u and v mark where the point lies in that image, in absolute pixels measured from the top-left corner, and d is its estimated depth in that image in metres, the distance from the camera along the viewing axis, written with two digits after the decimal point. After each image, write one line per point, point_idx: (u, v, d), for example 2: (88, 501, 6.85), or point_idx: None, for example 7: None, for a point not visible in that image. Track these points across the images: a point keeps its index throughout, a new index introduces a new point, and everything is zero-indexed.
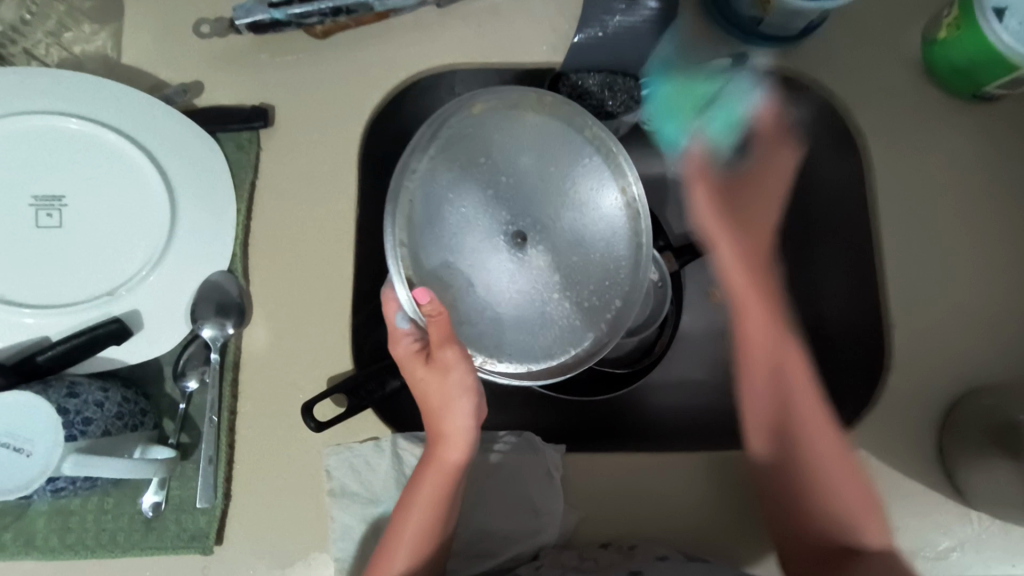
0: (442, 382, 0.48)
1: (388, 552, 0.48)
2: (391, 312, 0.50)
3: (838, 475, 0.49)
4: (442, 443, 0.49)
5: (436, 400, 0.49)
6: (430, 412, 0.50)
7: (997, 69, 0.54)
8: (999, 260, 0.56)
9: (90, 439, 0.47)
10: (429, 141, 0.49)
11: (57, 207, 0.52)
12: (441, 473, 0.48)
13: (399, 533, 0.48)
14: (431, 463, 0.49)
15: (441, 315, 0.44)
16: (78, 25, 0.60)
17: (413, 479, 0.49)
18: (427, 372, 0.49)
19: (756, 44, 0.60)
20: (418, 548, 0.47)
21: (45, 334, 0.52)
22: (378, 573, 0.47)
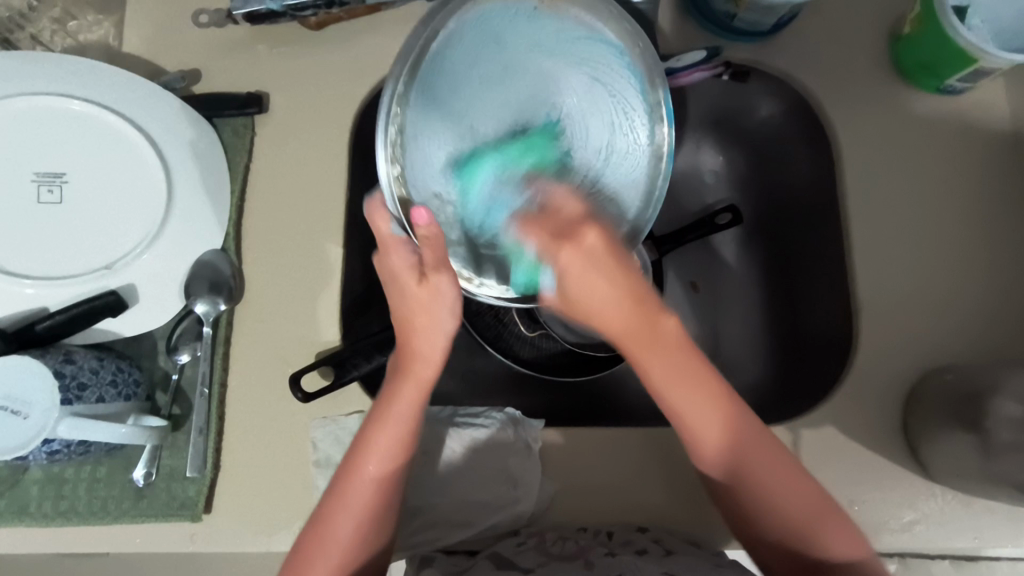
0: (434, 305, 0.45)
1: (359, 461, 0.48)
2: (380, 227, 0.44)
3: (788, 471, 0.48)
4: (419, 356, 0.47)
5: (421, 317, 0.45)
6: (405, 330, 0.47)
7: (957, 62, 0.56)
8: (959, 246, 0.59)
9: (84, 404, 0.49)
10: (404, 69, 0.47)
11: (58, 183, 0.55)
12: (415, 390, 0.48)
13: (372, 447, 0.48)
14: (404, 379, 0.48)
15: (437, 238, 0.41)
16: (83, 14, 0.62)
17: (388, 391, 0.49)
18: (419, 288, 0.44)
19: (731, 38, 0.63)
20: (389, 455, 0.48)
21: (44, 305, 0.54)
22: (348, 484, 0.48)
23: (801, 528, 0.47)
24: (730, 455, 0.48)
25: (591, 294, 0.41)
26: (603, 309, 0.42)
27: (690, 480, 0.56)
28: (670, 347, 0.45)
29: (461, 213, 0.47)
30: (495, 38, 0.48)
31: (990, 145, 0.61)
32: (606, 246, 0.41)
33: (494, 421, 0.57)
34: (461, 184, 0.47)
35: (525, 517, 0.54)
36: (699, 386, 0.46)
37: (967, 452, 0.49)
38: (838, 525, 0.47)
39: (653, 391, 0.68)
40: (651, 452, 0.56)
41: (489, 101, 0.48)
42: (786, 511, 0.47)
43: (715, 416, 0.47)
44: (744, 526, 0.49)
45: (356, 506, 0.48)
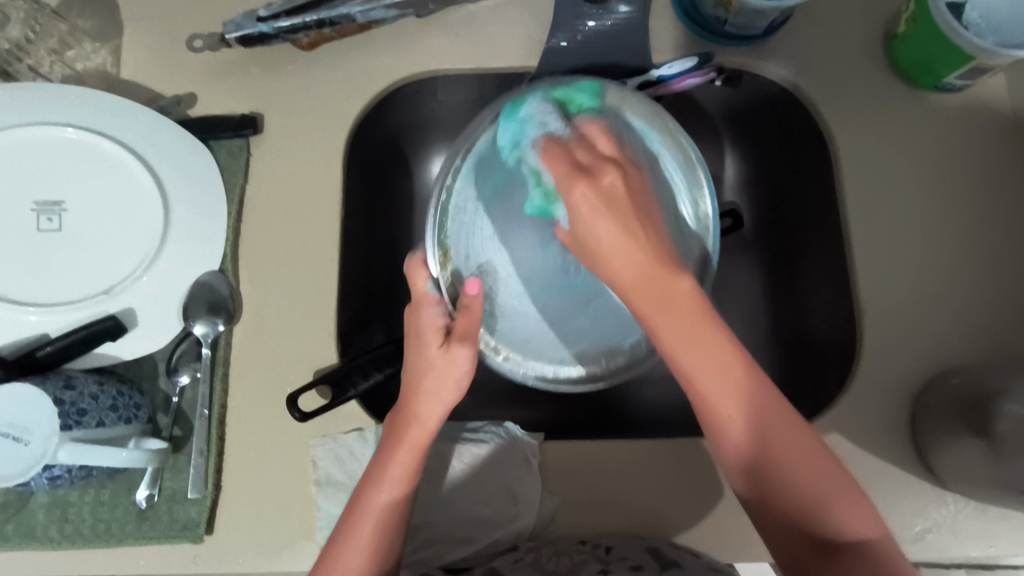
0: (446, 369, 0.49)
1: (352, 527, 0.48)
2: (417, 282, 0.51)
3: (802, 445, 0.44)
4: (418, 423, 0.49)
5: (429, 383, 0.49)
6: (409, 394, 0.50)
7: (954, 58, 0.55)
8: (963, 246, 0.58)
9: (84, 429, 0.49)
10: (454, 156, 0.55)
11: (57, 212, 0.56)
12: (409, 454, 0.49)
13: (368, 507, 0.48)
14: (399, 442, 0.49)
15: (475, 309, 0.49)
16: (81, 44, 0.64)
17: (383, 453, 0.50)
18: (437, 352, 0.49)
19: (722, 43, 0.62)
20: (384, 525, 0.48)
21: (44, 331, 0.55)
22: (343, 538, 0.48)
23: (814, 503, 0.44)
24: (754, 438, 0.44)
25: (620, 259, 0.42)
26: (619, 254, 0.42)
27: (693, 492, 0.55)
28: (681, 304, 0.43)
29: (505, 295, 0.56)
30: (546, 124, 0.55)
31: (993, 142, 0.60)
32: (620, 187, 0.42)
33: (493, 435, 0.57)
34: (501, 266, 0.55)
35: (526, 532, 0.54)
36: (713, 345, 0.43)
37: (977, 458, 0.48)
38: (859, 507, 0.44)
39: (656, 401, 0.67)
40: (653, 464, 0.55)
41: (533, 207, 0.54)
42: (800, 483, 0.44)
43: (743, 389, 0.44)
44: (758, 494, 0.45)
45: (354, 568, 0.47)
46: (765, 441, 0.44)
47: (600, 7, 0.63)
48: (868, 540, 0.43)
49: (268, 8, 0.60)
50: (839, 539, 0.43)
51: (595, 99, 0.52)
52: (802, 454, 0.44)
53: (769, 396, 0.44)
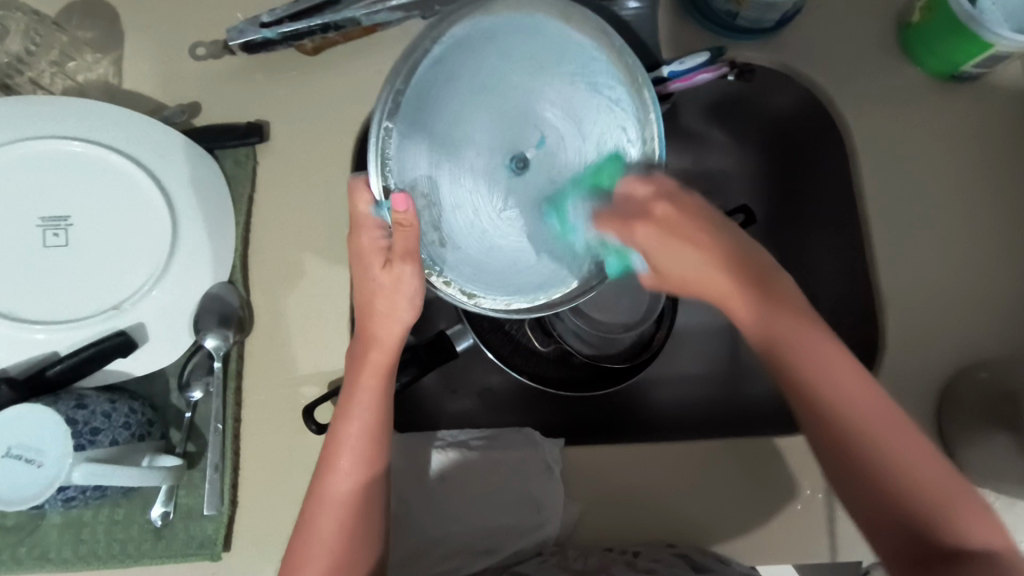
0: (401, 295, 0.46)
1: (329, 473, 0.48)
2: (359, 205, 0.47)
3: (888, 417, 0.38)
4: (377, 346, 0.48)
5: (383, 309, 0.47)
6: (366, 316, 0.48)
7: (973, 47, 0.54)
8: (984, 237, 0.57)
9: (98, 448, 0.48)
10: (403, 77, 0.50)
11: (63, 227, 0.55)
12: (374, 376, 0.48)
13: (340, 435, 0.48)
14: (362, 365, 0.48)
15: (412, 226, 0.43)
16: (81, 55, 0.62)
17: (348, 382, 0.49)
18: (383, 273, 0.46)
19: (731, 35, 0.61)
20: (358, 462, 0.47)
21: (53, 349, 0.54)
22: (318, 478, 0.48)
23: (935, 505, 0.36)
24: (817, 398, 0.39)
25: (676, 253, 0.42)
26: (682, 266, 0.42)
27: (717, 494, 0.54)
28: (749, 283, 0.41)
29: (452, 222, 0.50)
30: (495, 53, 0.50)
31: (1011, 131, 0.59)
32: (677, 214, 0.42)
33: (515, 442, 0.56)
34: (448, 199, 0.50)
35: (551, 540, 0.53)
36: (790, 319, 0.40)
37: (1008, 452, 0.47)
38: (956, 484, 0.37)
39: (677, 401, 0.66)
40: (677, 467, 0.54)
41: (479, 123, 0.51)
42: (893, 457, 0.37)
43: (807, 355, 0.39)
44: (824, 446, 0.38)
45: (337, 500, 0.47)
46: (829, 398, 0.38)
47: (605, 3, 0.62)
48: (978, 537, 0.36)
49: (272, 13, 0.59)
50: (953, 544, 0.35)
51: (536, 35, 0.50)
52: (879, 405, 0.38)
53: (847, 360, 0.39)
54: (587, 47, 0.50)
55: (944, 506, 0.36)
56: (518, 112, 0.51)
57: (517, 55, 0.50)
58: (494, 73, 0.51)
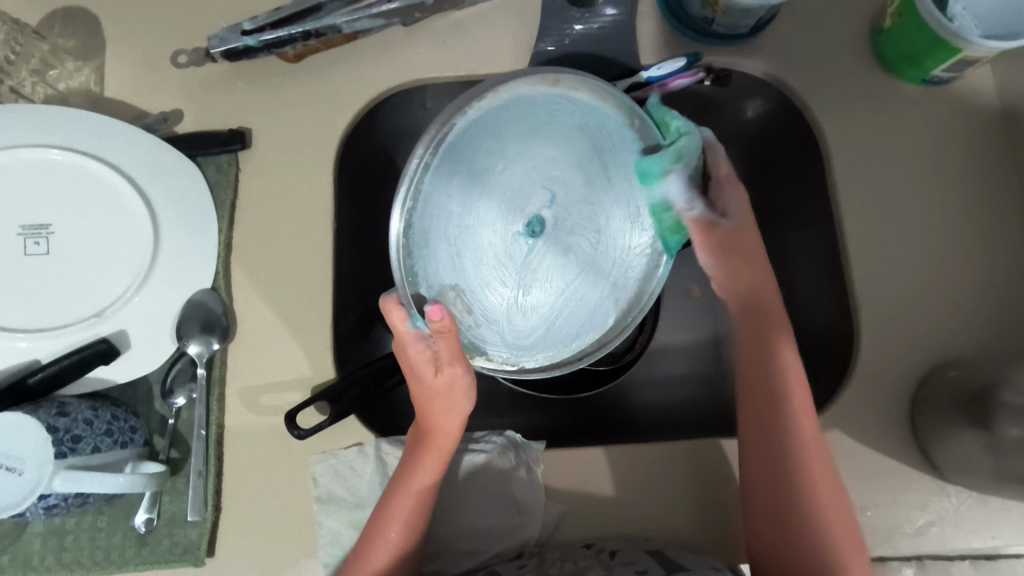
0: (455, 395, 0.51)
1: (378, 539, 0.51)
2: (397, 322, 0.48)
3: (809, 430, 0.51)
4: (434, 444, 0.52)
5: (437, 417, 0.52)
6: (428, 406, 0.52)
7: (942, 52, 0.56)
8: (955, 238, 0.58)
9: (79, 456, 0.48)
10: (425, 163, 0.47)
11: (44, 235, 0.55)
12: (435, 463, 0.52)
13: (394, 518, 0.51)
14: (426, 451, 0.52)
15: (451, 331, 0.45)
16: (62, 63, 0.63)
17: (410, 459, 0.52)
18: (437, 378, 0.50)
19: (711, 40, 0.62)
20: (411, 530, 0.51)
21: (35, 357, 0.54)
22: (363, 549, 0.51)
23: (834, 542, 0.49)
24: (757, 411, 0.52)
25: (739, 248, 0.51)
26: (744, 260, 0.52)
27: (695, 493, 0.55)
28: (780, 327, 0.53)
29: (479, 300, 0.48)
30: (483, 132, 0.48)
31: (983, 135, 0.60)
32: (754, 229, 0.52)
33: (494, 444, 0.57)
34: (473, 280, 0.48)
35: (531, 540, 0.54)
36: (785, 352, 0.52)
37: (977, 449, 0.48)
38: (837, 508, 0.50)
39: (659, 401, 0.66)
40: (656, 467, 0.55)
41: (482, 198, 0.48)
42: (805, 457, 0.50)
43: (778, 403, 0.51)
44: (773, 488, 0.50)
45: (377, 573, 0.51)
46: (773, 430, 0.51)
47: (584, 10, 0.63)
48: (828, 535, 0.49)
49: (253, 21, 0.60)
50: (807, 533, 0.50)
51: (526, 106, 0.48)
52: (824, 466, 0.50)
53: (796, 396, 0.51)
54: (593, 105, 0.49)
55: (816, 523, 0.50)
56: (519, 183, 0.48)
57: (511, 119, 0.48)
58: (497, 147, 0.48)
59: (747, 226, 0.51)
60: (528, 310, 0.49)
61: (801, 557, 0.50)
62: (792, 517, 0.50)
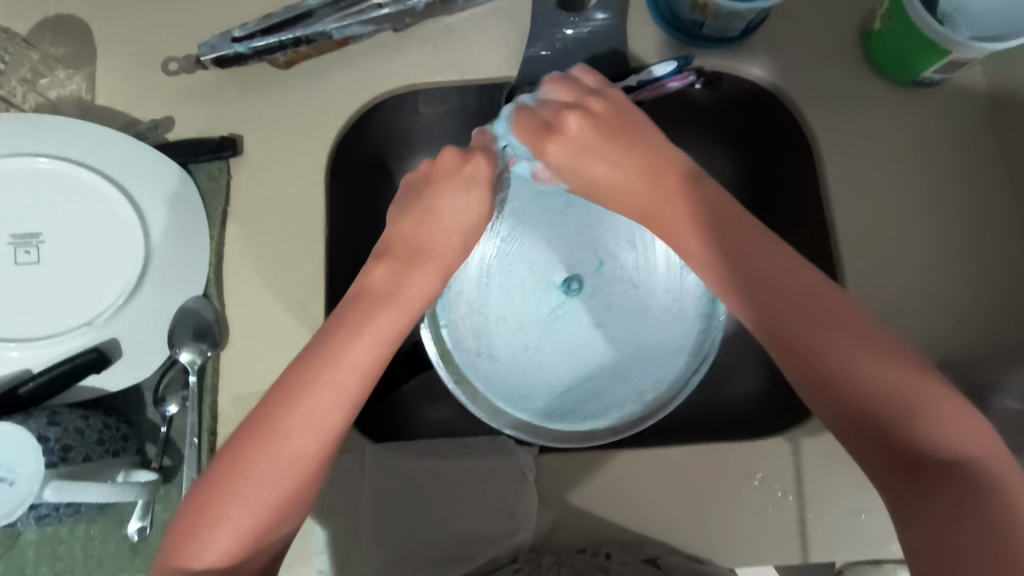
0: (481, 185, 0.50)
1: (285, 415, 0.41)
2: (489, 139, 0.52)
3: (824, 318, 0.39)
4: (410, 289, 0.46)
5: (440, 243, 0.48)
6: (405, 260, 0.47)
7: (931, 53, 0.56)
8: (947, 239, 0.58)
9: (70, 465, 0.48)
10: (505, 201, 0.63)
11: (34, 244, 0.55)
12: (383, 331, 0.44)
13: (302, 393, 0.41)
14: (367, 313, 0.44)
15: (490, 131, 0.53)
16: (52, 71, 0.63)
17: (339, 324, 0.44)
18: (465, 164, 0.50)
19: (701, 46, 0.62)
20: (327, 412, 0.41)
21: (26, 366, 0.54)
22: (253, 433, 0.41)
23: (920, 425, 0.36)
24: (770, 317, 0.40)
25: (602, 186, 0.47)
26: (620, 185, 0.46)
27: (689, 497, 0.55)
28: (727, 219, 0.43)
29: (500, 346, 0.62)
30: (560, 191, 0.63)
31: (974, 136, 0.60)
32: (595, 122, 0.47)
33: (487, 450, 0.57)
34: (496, 325, 0.63)
35: (526, 545, 0.54)
36: (733, 222, 0.43)
37: None
38: (944, 405, 0.37)
39: None
40: (649, 471, 0.55)
41: (537, 253, 0.64)
42: (859, 362, 0.37)
43: (784, 289, 0.40)
44: (840, 407, 0.38)
45: (291, 455, 0.40)
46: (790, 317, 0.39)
47: (577, 15, 0.63)
48: (951, 446, 0.36)
49: (244, 28, 0.60)
50: (930, 453, 0.36)
51: None
52: (869, 356, 0.37)
53: (799, 271, 0.41)
54: None
55: (919, 411, 0.37)
56: (570, 252, 0.64)
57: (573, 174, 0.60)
58: (557, 211, 0.64)
59: (608, 155, 0.46)
60: (533, 358, 0.62)
61: (930, 495, 0.35)
62: (887, 428, 0.37)
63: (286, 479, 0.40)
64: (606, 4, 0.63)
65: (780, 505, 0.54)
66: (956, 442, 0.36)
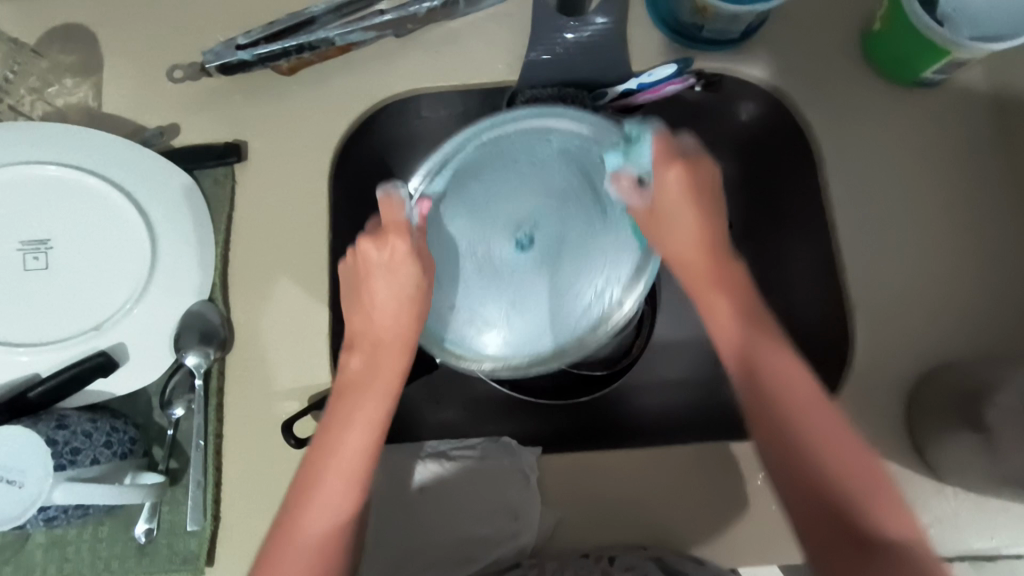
0: (413, 274, 0.49)
1: (320, 462, 0.47)
2: (394, 214, 0.50)
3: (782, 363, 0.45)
4: (383, 371, 0.49)
5: (391, 336, 0.50)
6: (375, 346, 0.50)
7: (931, 54, 0.56)
8: (949, 239, 0.58)
9: (78, 468, 0.49)
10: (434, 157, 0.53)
11: (43, 250, 0.56)
12: (384, 387, 0.49)
13: (333, 442, 0.47)
14: (372, 370, 0.50)
15: (388, 197, 0.50)
16: (60, 80, 0.64)
17: (350, 384, 0.49)
18: (380, 251, 0.50)
19: (699, 49, 0.63)
20: (348, 469, 0.46)
21: (35, 370, 0.55)
22: (303, 469, 0.47)
23: (866, 507, 0.41)
24: (745, 344, 0.46)
25: (667, 220, 0.49)
26: (679, 226, 0.49)
27: (692, 497, 0.55)
28: (724, 282, 0.48)
29: (457, 302, 0.53)
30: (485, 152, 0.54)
31: (975, 136, 0.60)
32: (712, 182, 0.50)
33: (491, 451, 0.57)
34: (454, 287, 0.53)
35: (528, 548, 0.54)
36: (729, 293, 0.47)
37: (973, 451, 0.48)
38: (889, 500, 0.42)
39: (655, 407, 0.66)
40: (652, 472, 0.55)
41: (471, 215, 0.53)
42: (813, 417, 0.43)
43: (768, 352, 0.45)
44: (794, 464, 0.42)
45: (323, 507, 0.46)
46: (764, 366, 0.44)
47: (577, 19, 0.62)
48: (898, 537, 0.40)
49: (248, 36, 0.61)
50: (870, 536, 0.40)
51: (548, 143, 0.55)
52: (807, 390, 0.44)
53: (774, 331, 0.46)
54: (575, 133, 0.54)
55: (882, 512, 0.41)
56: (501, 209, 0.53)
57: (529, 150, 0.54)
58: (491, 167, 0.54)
59: (670, 215, 0.49)
60: (499, 319, 0.52)
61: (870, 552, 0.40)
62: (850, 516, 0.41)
63: (316, 551, 0.45)
64: (606, 8, 0.63)
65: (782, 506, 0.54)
66: (899, 530, 0.40)
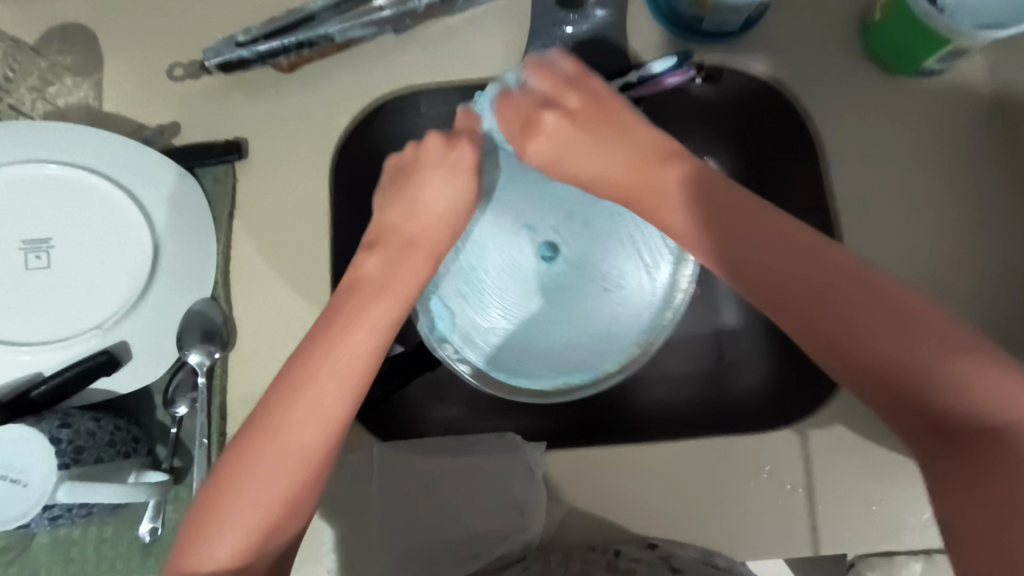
0: (467, 174, 0.54)
1: (284, 416, 0.42)
2: (477, 122, 0.57)
3: (782, 241, 0.41)
4: (375, 298, 0.48)
5: (429, 233, 0.53)
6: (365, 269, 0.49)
7: (932, 43, 0.56)
8: (951, 230, 0.58)
9: (82, 466, 0.49)
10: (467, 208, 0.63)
11: (45, 249, 0.56)
12: (368, 339, 0.46)
13: (293, 394, 0.42)
14: (345, 324, 0.46)
15: (471, 115, 0.57)
16: (60, 79, 0.63)
17: (319, 334, 0.45)
18: (457, 150, 0.54)
19: (699, 41, 0.62)
20: (317, 427, 0.42)
21: (38, 370, 0.55)
22: (247, 435, 0.42)
23: (931, 369, 0.35)
24: (748, 266, 0.42)
25: (602, 155, 0.49)
26: (600, 164, 0.49)
27: (698, 489, 0.55)
28: (701, 186, 0.45)
29: (493, 335, 0.63)
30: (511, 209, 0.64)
31: (977, 126, 0.60)
32: (590, 108, 0.51)
33: (494, 446, 0.57)
34: (491, 323, 0.63)
35: (533, 543, 0.54)
36: (715, 203, 0.44)
37: None
38: (955, 350, 0.36)
39: (659, 401, 0.66)
40: (658, 465, 0.55)
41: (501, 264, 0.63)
42: (853, 312, 0.38)
43: (769, 263, 0.41)
44: (830, 363, 0.38)
45: (290, 464, 0.41)
46: (766, 277, 0.41)
47: (576, 13, 0.63)
48: (976, 412, 0.35)
49: (247, 33, 0.61)
50: (945, 420, 0.35)
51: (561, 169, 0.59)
52: (840, 289, 0.38)
53: (781, 228, 0.42)
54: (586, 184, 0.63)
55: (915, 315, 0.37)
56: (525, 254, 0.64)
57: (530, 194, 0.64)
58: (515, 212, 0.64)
59: (620, 146, 0.49)
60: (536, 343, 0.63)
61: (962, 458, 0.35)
62: (906, 383, 0.36)
63: (299, 470, 0.41)
64: (605, 2, 0.63)
65: (789, 498, 0.54)
66: (985, 400, 0.35)
